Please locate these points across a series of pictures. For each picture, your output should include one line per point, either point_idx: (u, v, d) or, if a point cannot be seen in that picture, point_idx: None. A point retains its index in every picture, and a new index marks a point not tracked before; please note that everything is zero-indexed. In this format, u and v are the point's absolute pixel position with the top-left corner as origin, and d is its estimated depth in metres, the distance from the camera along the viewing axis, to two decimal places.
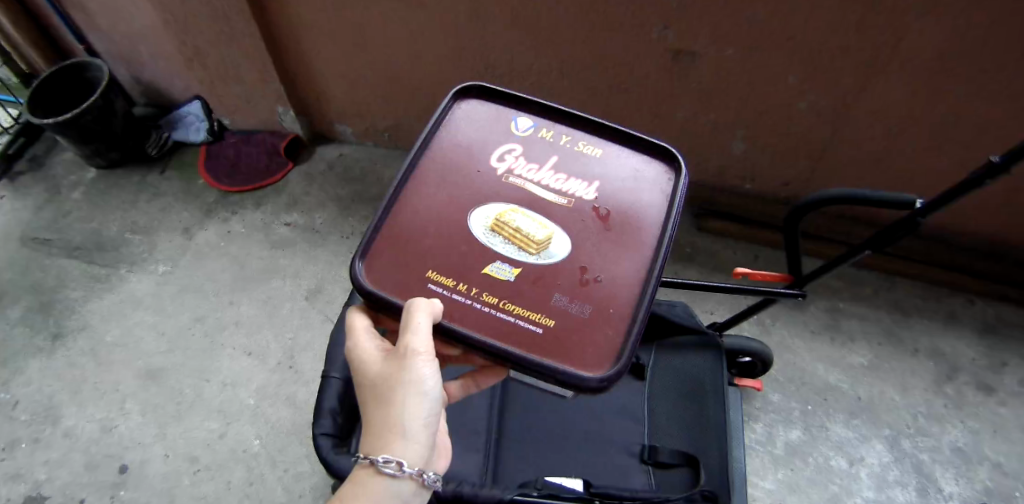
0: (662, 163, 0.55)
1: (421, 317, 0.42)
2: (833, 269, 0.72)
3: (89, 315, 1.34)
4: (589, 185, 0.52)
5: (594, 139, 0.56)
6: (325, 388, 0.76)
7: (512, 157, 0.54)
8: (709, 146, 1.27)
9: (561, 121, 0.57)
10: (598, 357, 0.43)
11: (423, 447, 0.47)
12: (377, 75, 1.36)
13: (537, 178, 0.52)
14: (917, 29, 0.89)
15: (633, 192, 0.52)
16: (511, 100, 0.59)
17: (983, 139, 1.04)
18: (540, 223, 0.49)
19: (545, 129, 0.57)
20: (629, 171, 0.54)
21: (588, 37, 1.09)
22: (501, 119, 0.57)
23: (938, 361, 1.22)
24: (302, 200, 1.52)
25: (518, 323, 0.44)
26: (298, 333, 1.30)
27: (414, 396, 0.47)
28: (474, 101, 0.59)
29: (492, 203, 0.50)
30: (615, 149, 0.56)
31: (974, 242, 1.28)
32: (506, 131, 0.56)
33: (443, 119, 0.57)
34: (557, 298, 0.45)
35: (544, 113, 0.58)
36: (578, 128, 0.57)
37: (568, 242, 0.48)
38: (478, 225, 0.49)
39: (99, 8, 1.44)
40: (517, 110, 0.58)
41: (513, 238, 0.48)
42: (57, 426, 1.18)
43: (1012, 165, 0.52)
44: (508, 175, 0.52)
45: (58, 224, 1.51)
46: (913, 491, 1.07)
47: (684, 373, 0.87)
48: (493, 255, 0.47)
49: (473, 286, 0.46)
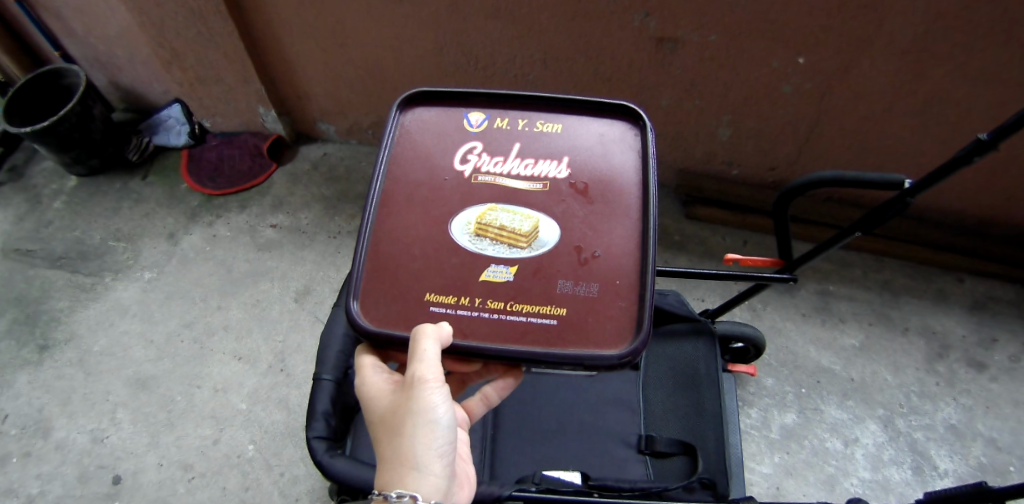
0: (626, 123, 0.54)
1: (430, 343, 0.42)
2: (824, 252, 0.71)
3: (76, 326, 1.32)
4: (560, 163, 0.51)
5: (551, 115, 0.55)
6: (317, 391, 0.75)
7: (475, 155, 0.52)
8: (695, 131, 1.26)
9: (511, 106, 0.56)
10: (619, 331, 0.44)
11: (440, 479, 0.47)
12: (359, 73, 1.34)
13: (506, 169, 0.51)
14: (899, 6, 0.89)
15: (607, 157, 0.52)
16: (457, 97, 0.56)
17: (970, 117, 1.04)
18: (522, 214, 0.48)
19: (500, 118, 0.55)
20: (596, 137, 0.53)
21: (570, 26, 1.08)
22: (452, 121, 0.55)
23: (928, 339, 1.23)
24: (287, 200, 1.50)
25: (531, 322, 0.44)
26: (288, 336, 1.28)
27: (426, 426, 0.47)
28: (419, 109, 0.56)
29: (468, 208, 0.49)
30: (575, 118, 0.55)
31: (962, 221, 1.28)
32: (461, 131, 0.54)
33: (394, 135, 0.54)
34: (562, 284, 0.46)
35: (495, 103, 0.56)
36: (532, 109, 0.55)
37: (554, 227, 0.47)
38: (461, 232, 0.48)
39: (73, 13, 1.41)
40: (466, 107, 0.56)
41: (500, 237, 0.47)
42: (49, 439, 1.17)
43: (1000, 142, 0.52)
44: (475, 175, 0.51)
45: (40, 234, 1.48)
46: (909, 469, 1.07)
47: (678, 360, 0.86)
48: (485, 260, 0.47)
49: (475, 296, 0.46)
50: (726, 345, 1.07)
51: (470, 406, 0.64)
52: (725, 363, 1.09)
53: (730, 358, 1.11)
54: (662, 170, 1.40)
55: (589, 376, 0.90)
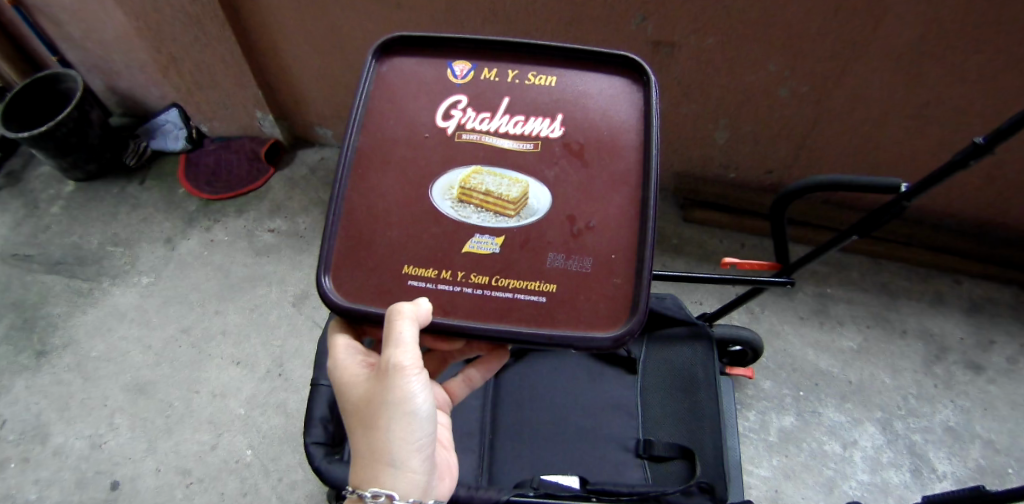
0: (627, 78, 0.52)
1: (407, 325, 0.42)
2: (822, 255, 0.71)
3: (73, 331, 1.32)
4: (552, 121, 0.49)
5: (545, 65, 0.52)
6: (314, 397, 0.75)
7: (459, 110, 0.50)
8: (691, 136, 1.27)
9: (500, 54, 0.53)
10: (613, 312, 0.44)
11: (417, 474, 0.48)
12: (356, 77, 1.34)
13: (492, 127, 0.49)
14: (895, 11, 0.89)
15: (606, 116, 0.50)
16: (440, 45, 0.53)
17: (965, 120, 1.04)
18: (510, 178, 0.46)
19: (487, 69, 0.52)
20: (594, 94, 0.51)
21: (568, 32, 1.09)
22: (436, 72, 0.52)
23: (926, 341, 1.23)
24: (285, 205, 1.50)
25: (519, 299, 0.44)
26: (287, 341, 1.28)
27: (404, 419, 0.47)
28: (399, 58, 0.54)
29: (452, 170, 0.48)
30: (573, 72, 0.52)
31: (958, 222, 1.28)
32: (446, 84, 0.52)
33: (373, 87, 0.52)
34: (553, 258, 0.45)
35: (483, 51, 0.53)
36: (523, 58, 0.52)
37: (546, 192, 0.46)
38: (442, 198, 0.47)
39: (70, 18, 1.42)
40: (451, 57, 0.53)
41: (485, 204, 0.46)
42: (46, 444, 1.17)
43: (995, 145, 0.52)
44: (459, 133, 0.49)
45: (37, 239, 1.48)
46: (907, 472, 1.08)
47: (675, 363, 0.86)
48: (470, 229, 0.46)
49: (458, 269, 0.45)
50: (723, 348, 1.07)
51: (451, 388, 0.65)
52: (723, 366, 1.09)
53: (728, 361, 1.11)
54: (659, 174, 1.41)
55: (587, 380, 0.90)
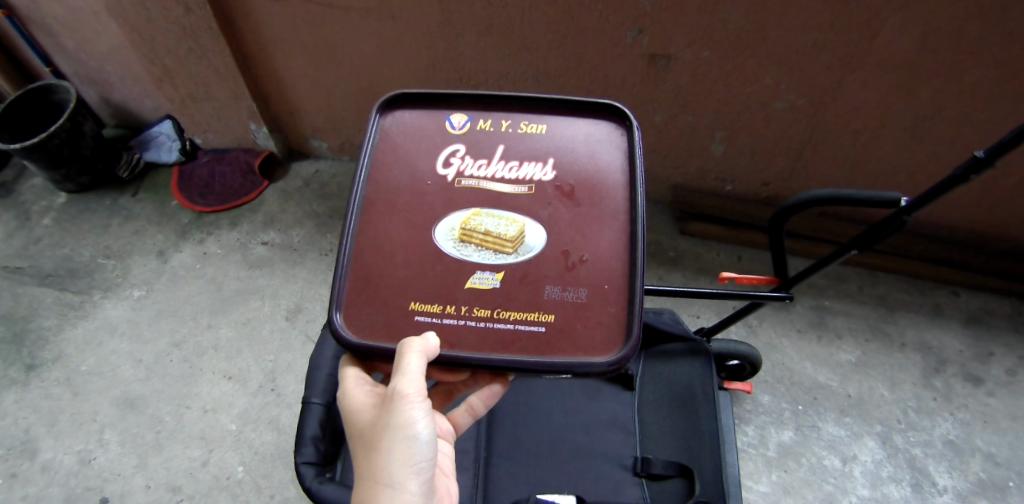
0: (611, 123, 0.53)
1: (414, 358, 0.41)
2: (822, 269, 0.70)
3: (63, 345, 1.30)
4: (545, 165, 0.50)
5: (534, 115, 0.54)
6: (306, 415, 0.74)
7: (458, 158, 0.52)
8: (688, 147, 1.27)
9: (495, 108, 0.55)
10: (607, 338, 0.44)
11: (414, 497, 0.47)
12: (351, 88, 1.33)
13: (489, 173, 0.50)
14: (889, 25, 0.89)
15: (594, 160, 0.51)
16: (437, 99, 0.56)
17: (962, 132, 1.03)
18: (507, 218, 0.47)
19: (482, 120, 0.54)
20: (581, 139, 0.52)
21: (563, 43, 1.08)
22: (435, 124, 0.54)
23: (925, 354, 1.22)
24: (279, 217, 1.49)
25: (519, 329, 0.44)
26: (279, 355, 1.26)
27: (403, 441, 0.47)
28: (400, 113, 0.56)
29: (452, 214, 0.49)
30: (560, 119, 0.54)
31: (956, 235, 1.28)
32: (443, 134, 0.54)
33: (377, 138, 0.54)
34: (550, 290, 0.45)
35: (478, 105, 0.55)
36: (514, 110, 0.55)
37: (541, 230, 0.47)
38: (445, 239, 0.48)
39: (64, 29, 1.41)
40: (448, 110, 0.55)
41: (485, 242, 0.47)
42: (35, 460, 1.14)
43: (998, 158, 0.51)
44: (459, 179, 0.50)
45: (29, 251, 1.47)
46: (908, 487, 1.06)
47: (673, 381, 0.84)
48: (471, 267, 0.46)
49: (462, 304, 0.45)
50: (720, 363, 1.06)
51: (456, 418, 0.64)
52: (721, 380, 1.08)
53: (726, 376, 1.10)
54: (656, 186, 1.41)
55: (585, 398, 0.88)
